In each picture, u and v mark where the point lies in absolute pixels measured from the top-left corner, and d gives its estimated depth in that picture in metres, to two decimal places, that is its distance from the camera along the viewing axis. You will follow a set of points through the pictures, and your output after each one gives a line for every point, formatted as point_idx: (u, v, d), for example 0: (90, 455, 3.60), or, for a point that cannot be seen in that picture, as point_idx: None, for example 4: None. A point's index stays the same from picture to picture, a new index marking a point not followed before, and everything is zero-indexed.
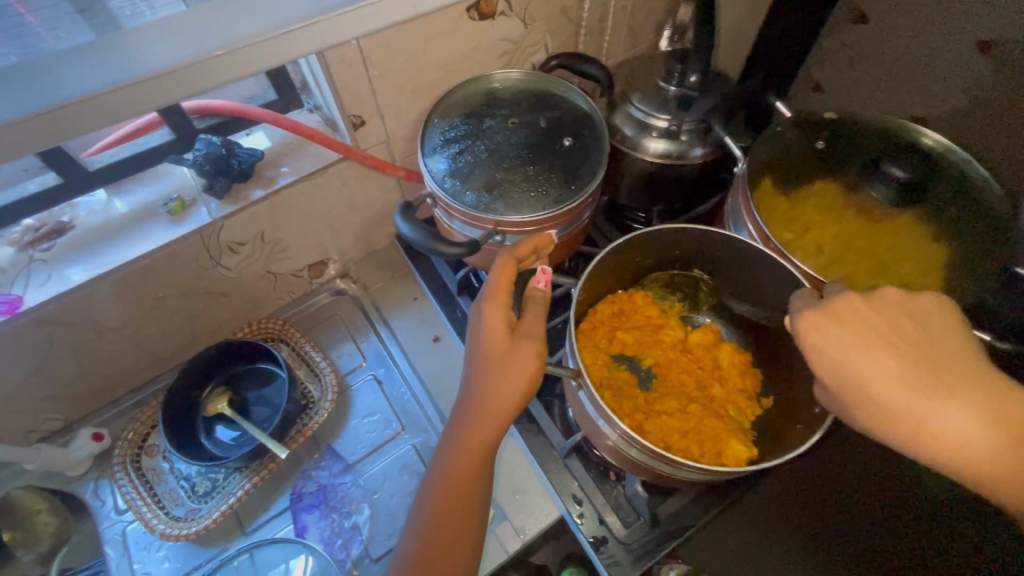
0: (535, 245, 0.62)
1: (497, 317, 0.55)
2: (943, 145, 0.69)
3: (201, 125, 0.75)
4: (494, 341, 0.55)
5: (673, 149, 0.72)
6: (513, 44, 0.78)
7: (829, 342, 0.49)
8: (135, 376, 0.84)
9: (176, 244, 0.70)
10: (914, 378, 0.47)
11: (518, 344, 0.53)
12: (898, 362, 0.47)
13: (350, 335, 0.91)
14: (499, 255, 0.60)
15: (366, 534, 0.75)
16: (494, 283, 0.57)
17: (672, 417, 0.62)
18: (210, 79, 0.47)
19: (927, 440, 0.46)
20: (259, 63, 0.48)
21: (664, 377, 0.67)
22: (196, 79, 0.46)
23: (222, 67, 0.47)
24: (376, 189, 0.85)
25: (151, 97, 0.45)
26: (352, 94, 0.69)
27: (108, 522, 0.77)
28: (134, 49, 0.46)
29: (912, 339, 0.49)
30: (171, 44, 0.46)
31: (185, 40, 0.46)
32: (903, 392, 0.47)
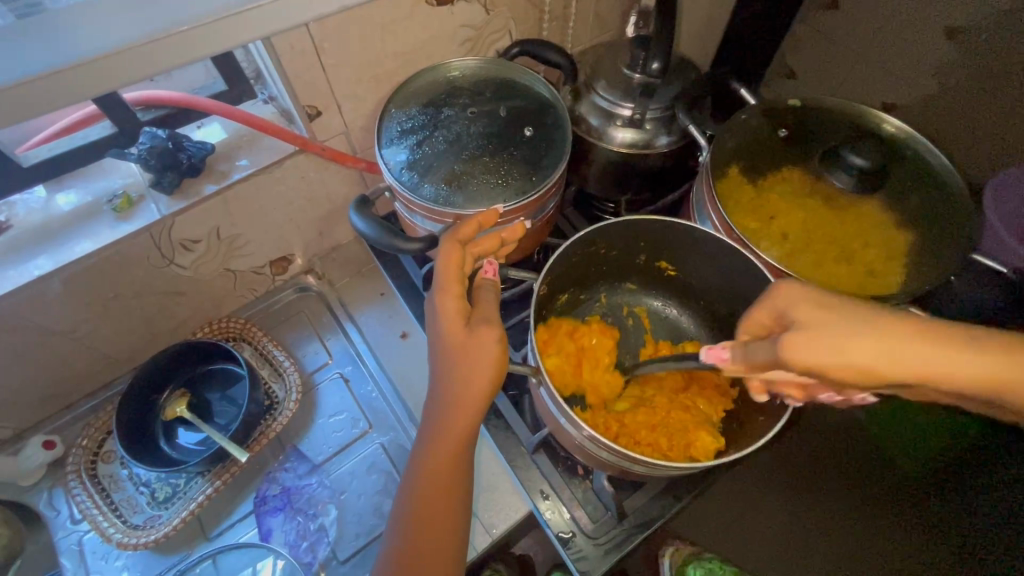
0: (481, 222, 0.56)
1: (452, 307, 0.51)
2: (904, 132, 0.70)
3: (146, 117, 0.71)
4: (450, 330, 0.50)
5: (638, 138, 0.71)
6: (475, 30, 0.75)
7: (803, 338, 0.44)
8: (90, 381, 0.81)
9: (123, 242, 0.67)
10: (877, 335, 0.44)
11: (475, 331, 0.50)
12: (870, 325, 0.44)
13: (316, 333, 0.89)
14: (442, 241, 0.54)
15: (333, 536, 0.73)
16: (442, 271, 0.52)
17: (587, 399, 0.64)
18: (154, 66, 0.44)
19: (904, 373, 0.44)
20: (205, 49, 0.45)
21: (585, 360, 0.66)
22: (136, 65, 0.43)
23: (164, 53, 0.44)
24: (337, 182, 0.82)
25: (90, 85, 0.42)
26: (305, 83, 0.66)
27: (63, 533, 0.74)
28: (54, 33, 0.43)
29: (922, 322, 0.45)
30: (107, 27, 0.43)
31: (112, 25, 0.43)
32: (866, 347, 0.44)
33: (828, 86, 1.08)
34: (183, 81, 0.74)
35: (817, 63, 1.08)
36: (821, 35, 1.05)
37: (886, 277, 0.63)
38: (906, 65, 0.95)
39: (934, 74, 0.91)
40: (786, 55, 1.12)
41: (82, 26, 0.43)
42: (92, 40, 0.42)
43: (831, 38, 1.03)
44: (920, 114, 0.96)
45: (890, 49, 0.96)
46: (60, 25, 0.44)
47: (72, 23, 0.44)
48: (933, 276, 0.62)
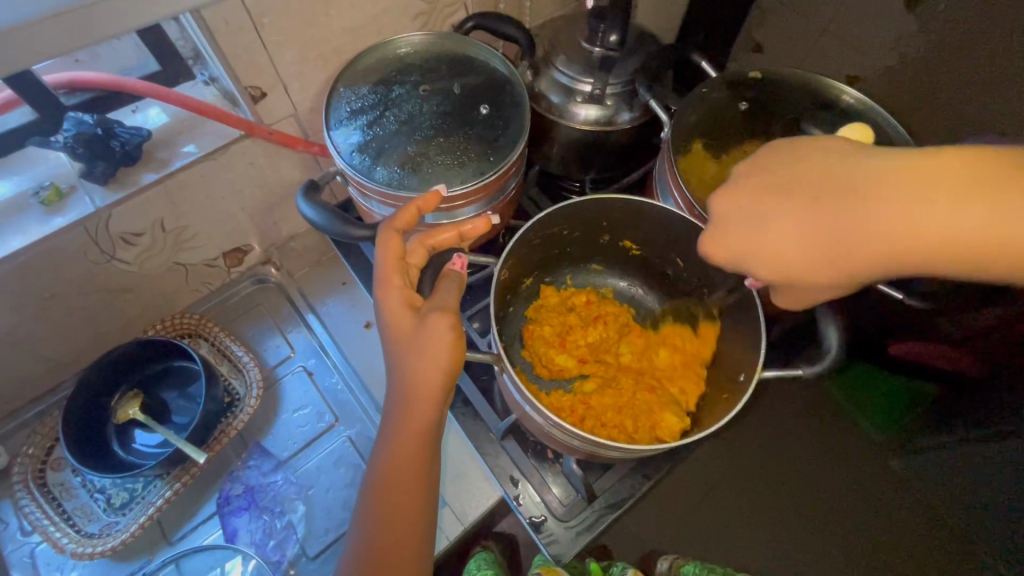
0: (418, 207, 0.53)
1: (403, 298, 0.49)
2: (862, 103, 0.69)
3: (71, 102, 0.66)
4: (403, 321, 0.49)
5: (600, 115, 0.69)
6: (427, 4, 0.72)
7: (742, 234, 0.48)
8: (34, 386, 0.76)
9: (54, 237, 0.62)
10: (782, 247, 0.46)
11: (425, 322, 0.48)
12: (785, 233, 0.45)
13: (276, 325, 0.86)
14: (379, 231, 0.52)
15: (301, 533, 0.71)
16: (386, 263, 0.50)
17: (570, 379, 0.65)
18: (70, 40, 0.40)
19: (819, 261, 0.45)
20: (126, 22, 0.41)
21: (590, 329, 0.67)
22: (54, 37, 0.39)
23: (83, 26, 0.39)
24: (289, 167, 0.78)
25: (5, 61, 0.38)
26: (245, 63, 0.62)
27: (13, 545, 0.70)
28: None
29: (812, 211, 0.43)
30: None
31: None
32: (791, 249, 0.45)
33: (793, 59, 1.08)
34: (113, 62, 0.69)
35: (782, 35, 1.07)
36: (785, 6, 1.04)
37: None
38: (869, 36, 0.94)
39: (894, 45, 0.92)
40: (751, 27, 1.11)
41: None
42: None
43: (795, 8, 1.02)
44: (881, 86, 0.97)
45: (852, 21, 0.95)
46: None
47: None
48: None
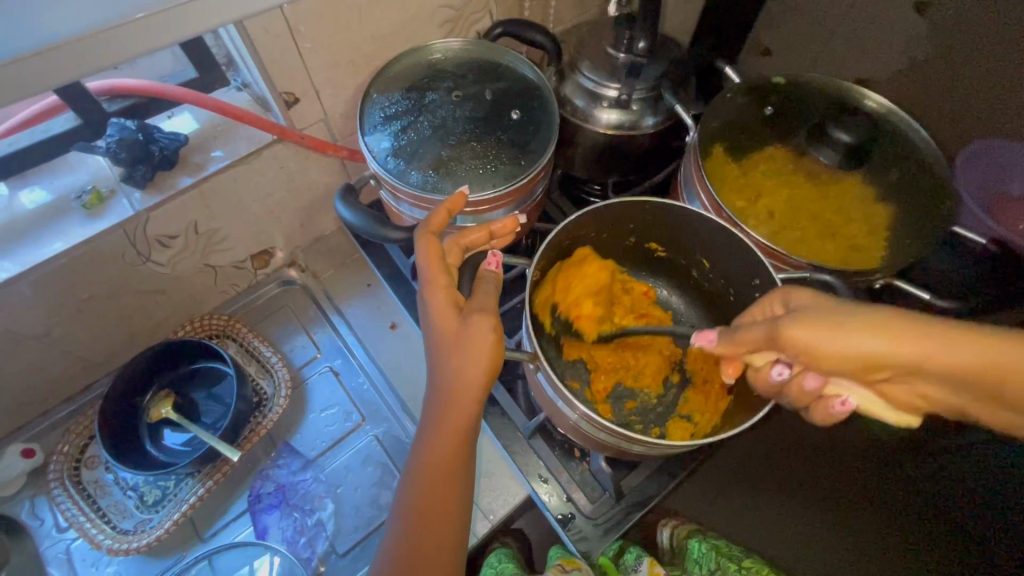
0: (449, 208, 0.54)
1: (444, 298, 0.50)
2: (886, 108, 0.71)
3: (111, 108, 0.68)
4: (444, 320, 0.50)
5: (625, 119, 0.71)
6: (454, 11, 0.73)
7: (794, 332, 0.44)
8: (67, 386, 0.78)
9: (95, 240, 0.64)
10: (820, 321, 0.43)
11: (467, 321, 0.49)
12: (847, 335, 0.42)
13: (302, 326, 0.87)
14: (415, 235, 0.53)
15: (331, 530, 0.73)
16: (426, 264, 0.51)
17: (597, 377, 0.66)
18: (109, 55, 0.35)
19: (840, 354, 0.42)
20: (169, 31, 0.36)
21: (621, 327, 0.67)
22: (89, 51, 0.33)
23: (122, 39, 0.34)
24: (317, 171, 0.79)
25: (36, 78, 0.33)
26: (282, 70, 0.64)
27: (49, 542, 0.72)
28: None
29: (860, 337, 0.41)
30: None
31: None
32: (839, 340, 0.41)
33: (803, 63, 1.09)
34: (150, 70, 0.71)
35: (793, 39, 1.08)
36: (794, 10, 1.05)
37: (869, 252, 0.64)
38: (880, 40, 0.95)
39: (905, 48, 0.93)
40: (761, 31, 1.12)
41: None
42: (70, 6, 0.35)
43: (806, 13, 1.03)
44: (893, 89, 0.98)
45: (863, 25, 0.96)
46: None
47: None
48: (914, 250, 0.63)
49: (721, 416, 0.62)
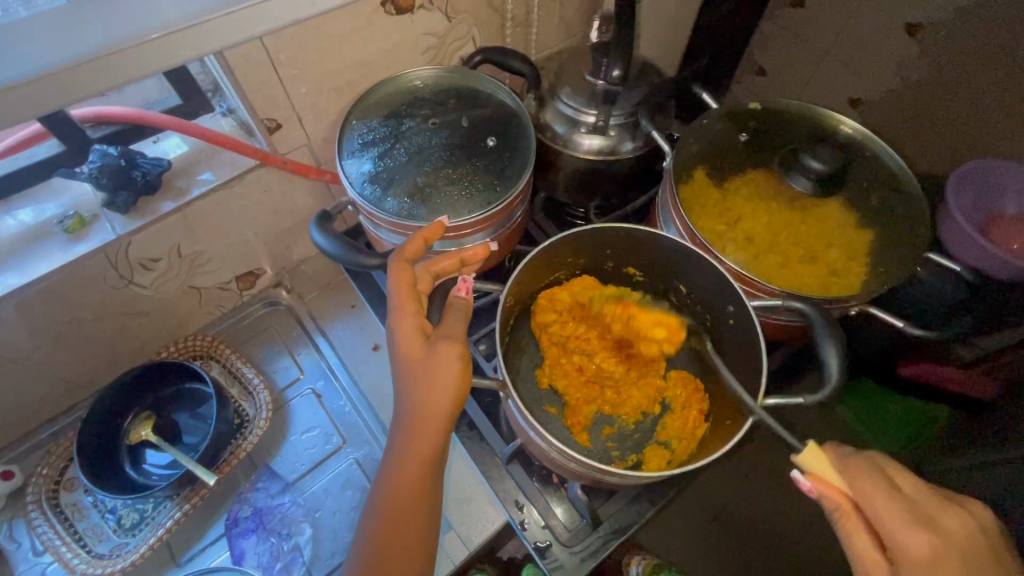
0: (425, 238, 0.55)
1: (412, 326, 0.50)
2: (861, 134, 0.72)
3: (96, 134, 0.69)
4: (411, 348, 0.50)
5: (604, 145, 0.71)
6: (437, 38, 0.75)
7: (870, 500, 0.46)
8: (49, 407, 0.78)
9: (77, 264, 0.65)
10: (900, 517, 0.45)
11: (434, 349, 0.49)
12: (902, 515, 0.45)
13: (287, 348, 0.87)
14: (390, 262, 0.54)
15: (308, 555, 0.72)
16: (396, 291, 0.52)
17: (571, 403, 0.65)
18: (102, 82, 0.45)
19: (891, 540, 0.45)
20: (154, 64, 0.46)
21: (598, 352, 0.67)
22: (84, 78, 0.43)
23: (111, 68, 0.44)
24: (303, 194, 0.80)
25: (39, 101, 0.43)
26: (263, 97, 0.65)
27: (25, 565, 0.71)
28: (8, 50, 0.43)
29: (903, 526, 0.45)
30: (58, 42, 0.44)
31: (67, 41, 0.44)
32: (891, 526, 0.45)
33: (795, 84, 1.10)
34: (137, 97, 0.72)
35: (784, 61, 1.09)
36: (785, 33, 1.06)
37: (848, 278, 0.64)
38: (870, 62, 0.96)
39: (896, 69, 0.93)
40: (754, 52, 1.14)
41: (29, 44, 0.44)
42: (59, 49, 0.43)
43: (797, 34, 1.05)
44: (884, 110, 0.99)
45: (854, 47, 0.97)
46: (18, 37, 0.44)
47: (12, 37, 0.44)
48: (891, 275, 0.63)
49: (696, 443, 0.63)
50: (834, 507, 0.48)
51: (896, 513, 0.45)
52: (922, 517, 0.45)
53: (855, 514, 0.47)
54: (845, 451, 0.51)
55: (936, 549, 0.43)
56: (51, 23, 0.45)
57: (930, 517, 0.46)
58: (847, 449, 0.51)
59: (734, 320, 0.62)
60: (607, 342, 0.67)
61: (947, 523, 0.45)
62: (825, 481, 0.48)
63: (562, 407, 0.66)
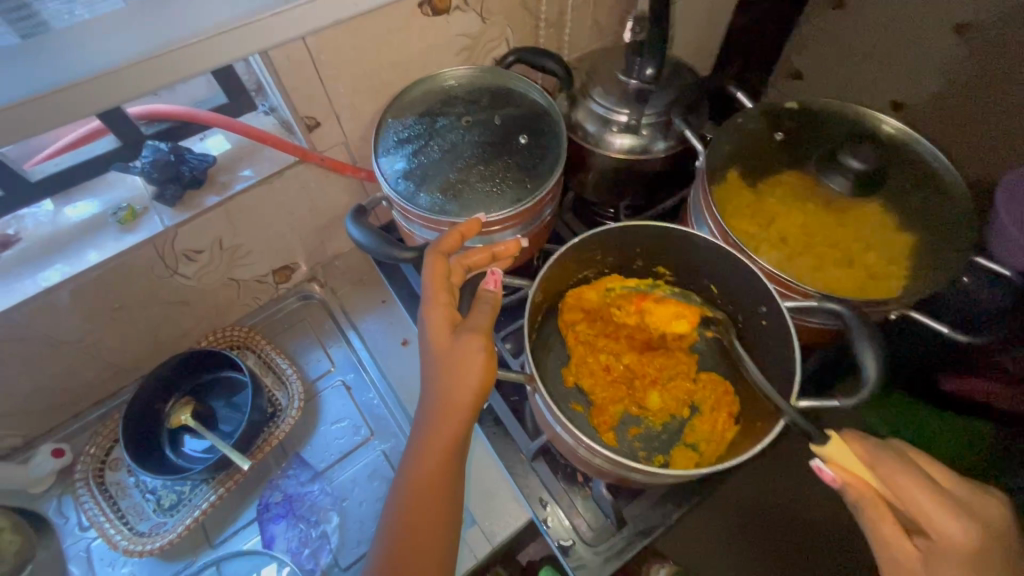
0: (460, 232, 0.56)
1: (441, 316, 0.52)
2: (904, 133, 0.69)
3: (148, 131, 0.72)
4: (438, 338, 0.51)
5: (636, 143, 0.71)
6: (471, 39, 0.76)
7: (906, 487, 0.47)
8: (97, 390, 0.82)
9: (126, 253, 0.68)
10: (934, 500, 0.46)
11: (462, 340, 0.50)
12: (937, 498, 0.46)
13: (319, 340, 0.90)
14: (425, 254, 0.55)
15: (335, 543, 0.73)
16: (428, 283, 0.53)
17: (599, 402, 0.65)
18: (154, 81, 0.47)
19: (930, 523, 0.46)
20: (201, 63, 0.48)
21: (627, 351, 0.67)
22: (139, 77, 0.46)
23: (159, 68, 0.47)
24: (338, 191, 0.83)
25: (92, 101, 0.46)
26: (303, 95, 0.67)
27: (72, 539, 0.75)
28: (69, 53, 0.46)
29: (937, 511, 0.46)
30: (115, 43, 0.47)
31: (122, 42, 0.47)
32: (927, 508, 0.46)
33: (836, 86, 1.08)
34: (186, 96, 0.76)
35: (824, 62, 1.07)
36: (826, 34, 1.04)
37: (887, 280, 0.62)
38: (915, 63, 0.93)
39: (943, 71, 0.90)
40: (792, 54, 1.12)
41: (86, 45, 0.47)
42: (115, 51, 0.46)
43: (838, 36, 1.03)
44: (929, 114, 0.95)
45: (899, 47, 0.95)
46: (79, 37, 0.47)
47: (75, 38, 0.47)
48: (934, 278, 0.61)
49: (725, 445, 0.62)
50: (858, 496, 0.48)
51: (929, 497, 0.46)
52: (954, 504, 0.46)
53: (879, 501, 0.48)
54: (872, 442, 0.50)
55: (977, 541, 0.45)
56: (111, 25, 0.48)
57: (962, 504, 0.47)
58: (873, 442, 0.51)
59: (768, 321, 0.61)
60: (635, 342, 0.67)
61: (977, 510, 0.47)
62: (847, 471, 0.49)
63: (589, 405, 0.65)
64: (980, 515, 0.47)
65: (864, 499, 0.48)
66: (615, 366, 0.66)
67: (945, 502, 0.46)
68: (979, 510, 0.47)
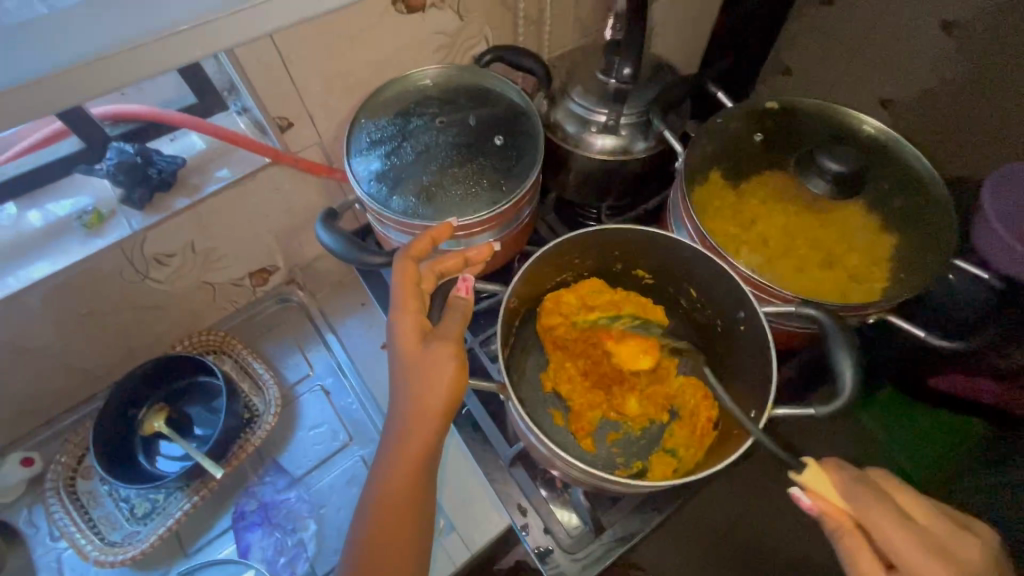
0: (434, 237, 0.55)
1: (411, 323, 0.50)
2: (885, 133, 0.69)
3: (113, 131, 0.70)
4: (406, 344, 0.50)
5: (617, 144, 0.70)
6: (449, 37, 0.74)
7: (885, 526, 0.46)
8: (69, 397, 0.80)
9: (93, 259, 0.66)
10: (914, 542, 0.45)
11: (430, 347, 0.49)
12: (916, 539, 0.45)
13: (297, 344, 0.88)
14: (396, 258, 0.54)
15: (312, 551, 0.72)
16: (398, 289, 0.52)
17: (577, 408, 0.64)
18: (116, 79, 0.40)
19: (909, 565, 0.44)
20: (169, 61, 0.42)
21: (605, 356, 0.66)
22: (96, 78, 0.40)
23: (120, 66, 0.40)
24: (315, 193, 0.81)
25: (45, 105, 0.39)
26: (274, 95, 0.65)
27: (42, 550, 0.73)
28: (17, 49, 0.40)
29: (917, 552, 0.44)
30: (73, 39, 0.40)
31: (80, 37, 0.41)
32: (906, 550, 0.45)
33: (824, 84, 1.07)
34: (154, 96, 0.74)
35: (812, 60, 1.06)
36: (814, 31, 1.03)
37: (868, 283, 0.62)
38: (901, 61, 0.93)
39: (930, 69, 0.89)
40: (780, 52, 1.11)
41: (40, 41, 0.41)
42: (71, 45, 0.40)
43: (826, 33, 1.02)
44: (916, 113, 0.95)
45: (886, 46, 0.94)
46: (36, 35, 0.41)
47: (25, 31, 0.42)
48: (915, 281, 0.60)
49: (704, 451, 0.61)
50: (835, 526, 0.48)
51: (909, 538, 0.45)
52: (938, 548, 0.45)
53: (859, 533, 0.47)
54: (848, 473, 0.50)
55: None
56: (66, 18, 0.43)
57: (946, 549, 0.46)
58: (851, 474, 0.50)
59: (746, 326, 0.60)
60: (612, 347, 0.65)
61: (962, 556, 0.45)
62: (826, 501, 0.48)
63: (567, 411, 0.64)
64: (966, 564, 0.45)
65: (842, 534, 0.47)
66: (593, 371, 0.65)
67: (926, 544, 0.45)
68: (967, 558, 0.45)
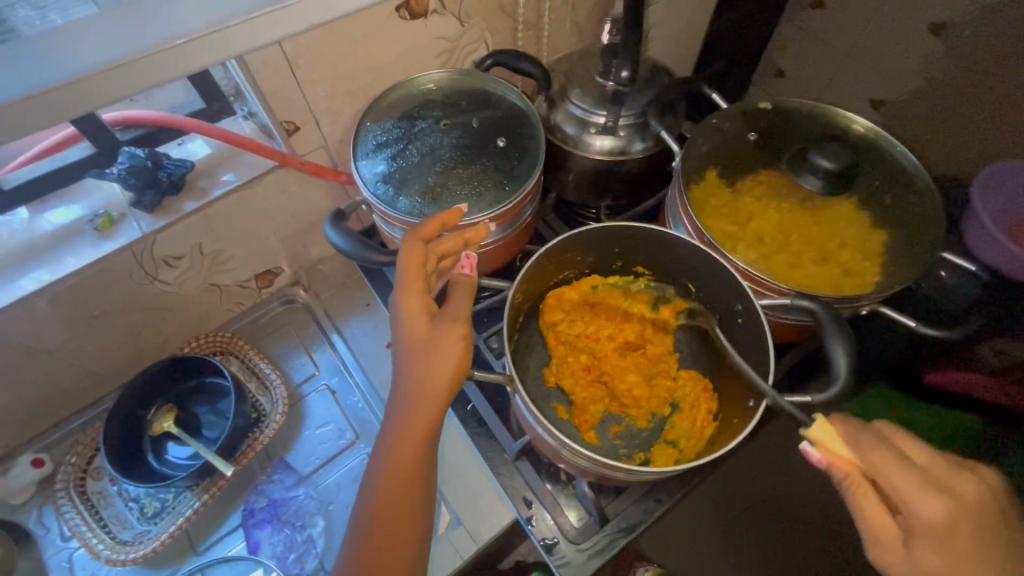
0: (443, 221, 0.56)
1: (417, 304, 0.52)
2: (873, 131, 0.71)
3: (124, 136, 0.73)
4: (415, 330, 0.52)
5: (615, 145, 0.72)
6: (450, 42, 0.76)
7: (885, 468, 0.47)
8: (78, 399, 0.81)
9: (103, 261, 0.67)
10: (907, 478, 0.46)
11: (441, 329, 0.51)
12: (913, 474, 0.46)
13: (302, 345, 0.90)
14: (403, 239, 0.54)
15: (321, 547, 0.74)
16: (404, 268, 0.52)
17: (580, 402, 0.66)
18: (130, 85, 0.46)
19: (905, 500, 0.45)
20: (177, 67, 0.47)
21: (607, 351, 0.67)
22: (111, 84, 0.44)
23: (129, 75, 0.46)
24: (319, 195, 0.82)
25: (63, 109, 0.44)
26: (281, 100, 0.67)
27: (53, 550, 0.74)
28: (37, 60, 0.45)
29: (911, 487, 0.45)
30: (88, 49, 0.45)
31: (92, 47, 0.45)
32: (902, 489, 0.45)
33: (817, 84, 1.09)
34: (163, 102, 0.75)
35: (805, 60, 1.08)
36: (806, 33, 1.05)
37: (860, 276, 0.64)
38: (891, 61, 0.95)
39: (919, 69, 0.91)
40: (773, 52, 1.13)
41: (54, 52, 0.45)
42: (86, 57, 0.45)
43: (817, 34, 1.04)
44: (906, 111, 0.97)
45: (876, 46, 0.96)
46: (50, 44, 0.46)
47: (47, 41, 0.45)
48: (905, 273, 0.62)
49: (704, 441, 0.63)
50: (843, 476, 0.48)
51: (906, 474, 0.46)
52: (931, 481, 0.46)
53: (864, 481, 0.48)
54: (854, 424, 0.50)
55: (949, 517, 0.44)
56: (82, 28, 0.47)
57: (941, 481, 0.46)
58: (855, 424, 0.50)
59: (743, 319, 0.62)
60: (614, 342, 0.67)
61: (957, 488, 0.46)
62: (832, 451, 0.49)
63: (570, 406, 0.66)
64: (961, 493, 0.46)
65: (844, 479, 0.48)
66: (595, 366, 0.66)
67: (920, 477, 0.46)
68: (963, 486, 0.46)
